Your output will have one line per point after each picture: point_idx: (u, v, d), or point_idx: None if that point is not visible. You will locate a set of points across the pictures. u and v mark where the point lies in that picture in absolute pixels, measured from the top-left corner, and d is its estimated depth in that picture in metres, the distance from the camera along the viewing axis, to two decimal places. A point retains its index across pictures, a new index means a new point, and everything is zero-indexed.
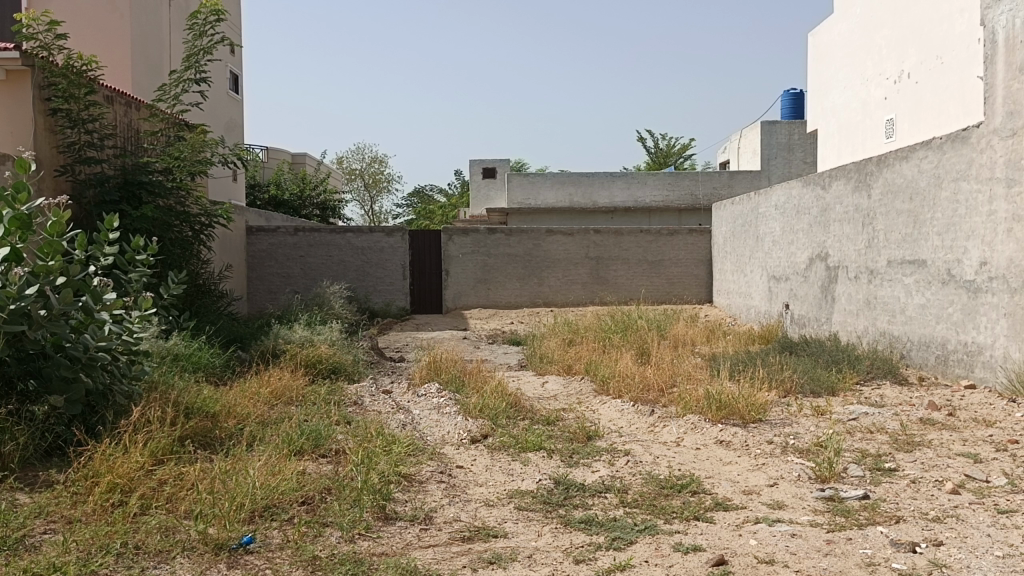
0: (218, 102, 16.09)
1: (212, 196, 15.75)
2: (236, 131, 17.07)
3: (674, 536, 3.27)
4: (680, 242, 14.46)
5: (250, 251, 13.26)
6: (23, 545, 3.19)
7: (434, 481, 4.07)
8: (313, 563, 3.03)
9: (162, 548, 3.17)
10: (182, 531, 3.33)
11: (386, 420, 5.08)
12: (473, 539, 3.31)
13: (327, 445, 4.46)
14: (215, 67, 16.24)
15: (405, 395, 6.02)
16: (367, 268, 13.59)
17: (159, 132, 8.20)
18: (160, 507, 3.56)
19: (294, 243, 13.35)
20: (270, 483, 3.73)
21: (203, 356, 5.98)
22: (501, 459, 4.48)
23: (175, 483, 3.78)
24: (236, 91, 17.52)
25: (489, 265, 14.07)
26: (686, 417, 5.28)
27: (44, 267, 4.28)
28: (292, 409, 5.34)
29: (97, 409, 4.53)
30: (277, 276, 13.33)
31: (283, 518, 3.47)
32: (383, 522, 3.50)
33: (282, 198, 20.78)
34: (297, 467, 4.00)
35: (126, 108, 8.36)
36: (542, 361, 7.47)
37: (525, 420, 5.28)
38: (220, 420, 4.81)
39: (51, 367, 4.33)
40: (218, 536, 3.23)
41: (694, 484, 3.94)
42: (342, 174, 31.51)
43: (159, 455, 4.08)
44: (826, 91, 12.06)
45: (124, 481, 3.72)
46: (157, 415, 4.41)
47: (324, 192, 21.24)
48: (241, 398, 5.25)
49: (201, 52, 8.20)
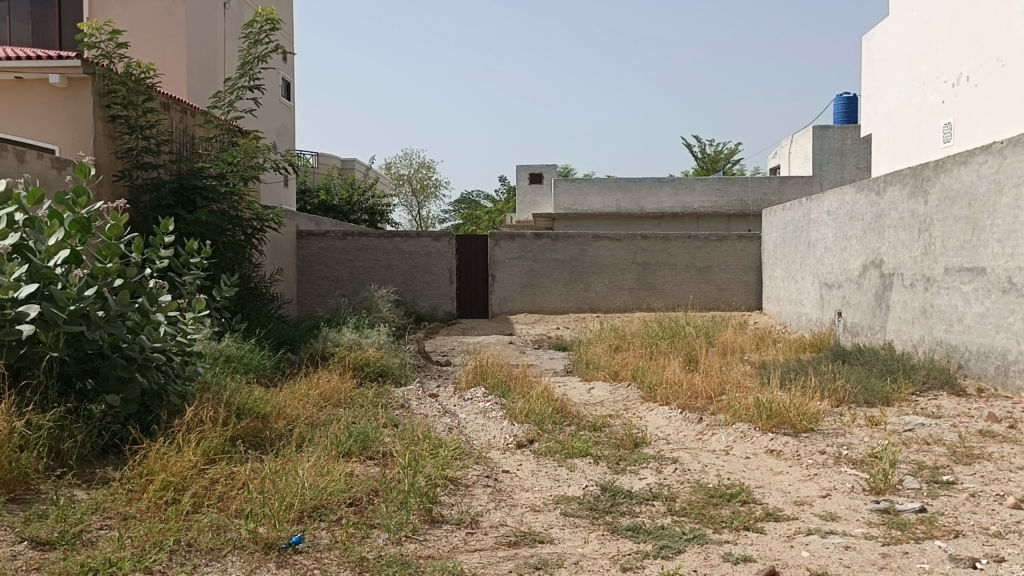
0: (271, 109, 16.40)
1: (264, 201, 16.03)
2: (287, 137, 17.35)
3: (724, 546, 3.22)
4: (729, 248, 14.29)
5: (300, 255, 13.52)
6: (80, 540, 3.30)
7: (481, 485, 4.08)
8: (361, 564, 3.06)
9: (213, 546, 3.22)
10: (233, 530, 3.39)
11: (432, 423, 5.11)
12: (520, 545, 3.30)
13: (374, 447, 4.49)
14: (268, 74, 16.54)
15: (451, 399, 6.04)
16: (415, 272, 13.69)
17: (214, 138, 8.38)
18: (212, 506, 3.62)
19: (342, 248, 13.54)
20: (319, 484, 3.76)
21: (254, 358, 6.07)
22: (546, 465, 4.47)
23: (226, 483, 3.85)
24: (288, 98, 17.81)
25: (535, 270, 14.04)
26: (736, 426, 5.20)
27: (103, 269, 4.43)
28: (339, 411, 5.40)
29: (151, 408, 4.65)
30: (326, 280, 13.53)
31: (331, 519, 3.51)
32: (430, 525, 3.51)
33: (331, 203, 21.05)
34: (345, 469, 4.03)
35: (182, 115, 8.54)
36: (588, 367, 7.44)
37: (571, 426, 5.26)
38: (270, 421, 4.88)
39: (108, 367, 4.45)
40: (268, 535, 3.28)
41: (745, 494, 3.87)
42: (390, 180, 31.83)
43: (211, 455, 4.16)
44: (881, 95, 11.82)
45: (177, 479, 3.79)
46: (210, 415, 4.49)
47: (373, 197, 21.49)
48: (290, 399, 5.32)
49: (255, 60, 8.34)
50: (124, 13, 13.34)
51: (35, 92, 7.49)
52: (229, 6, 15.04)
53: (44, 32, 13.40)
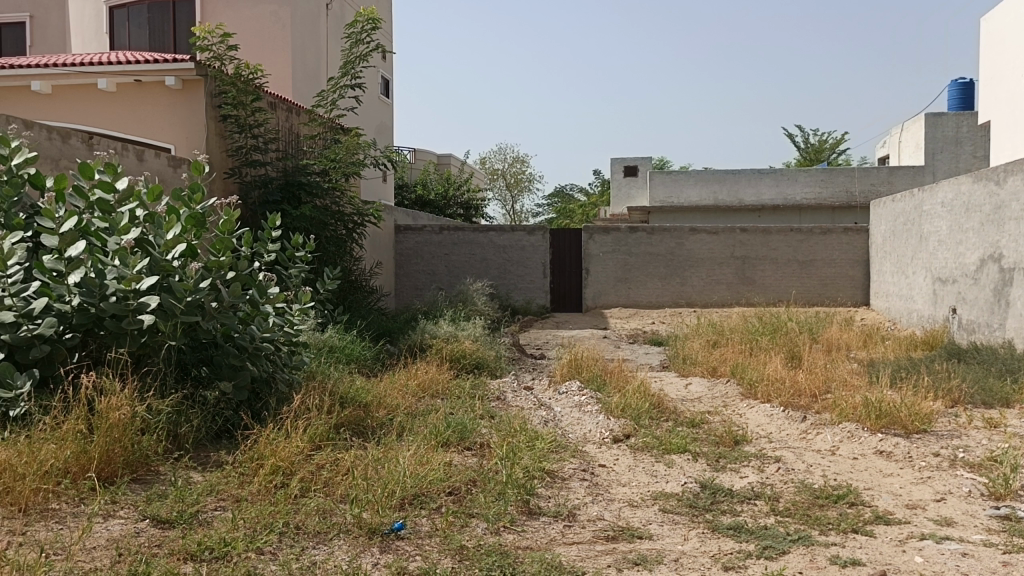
0: (370, 107, 16.80)
1: (364, 196, 16.46)
2: (386, 134, 17.74)
3: (830, 548, 3.13)
4: (833, 241, 13.80)
5: (398, 249, 13.82)
6: (197, 519, 3.49)
7: (577, 478, 4.08)
8: (461, 552, 3.11)
9: (320, 529, 3.34)
10: (338, 515, 3.51)
11: (528, 415, 5.14)
12: (618, 539, 3.29)
13: (471, 438, 4.56)
14: (367, 72, 16.95)
15: (546, 392, 6.06)
16: (508, 266, 13.83)
17: (317, 135, 8.65)
18: (319, 491, 3.76)
19: (438, 242, 13.79)
20: (419, 472, 3.85)
21: (356, 349, 6.25)
22: (644, 460, 4.43)
23: (331, 468, 3.98)
24: (387, 95, 18.20)
25: (630, 264, 13.89)
26: (842, 425, 5.02)
27: (217, 263, 4.68)
28: (437, 401, 5.49)
29: (261, 396, 4.85)
30: (422, 273, 13.79)
31: (431, 507, 3.59)
32: (527, 517, 3.54)
33: (427, 198, 21.43)
34: (444, 458, 4.10)
35: (287, 114, 8.85)
36: (685, 362, 7.34)
37: (669, 422, 5.20)
38: (372, 409, 5.01)
39: (221, 355, 4.68)
40: (372, 520, 3.38)
41: (852, 496, 3.74)
42: (485, 174, 32.16)
43: (317, 441, 4.31)
44: (1001, 80, 11.16)
45: (285, 464, 3.94)
46: (315, 403, 4.65)
47: (468, 191, 21.75)
48: (391, 389, 5.46)
49: (356, 59, 8.56)
50: (233, 16, 13.90)
51: (154, 94, 7.93)
52: (331, 7, 15.49)
53: (160, 37, 14.12)
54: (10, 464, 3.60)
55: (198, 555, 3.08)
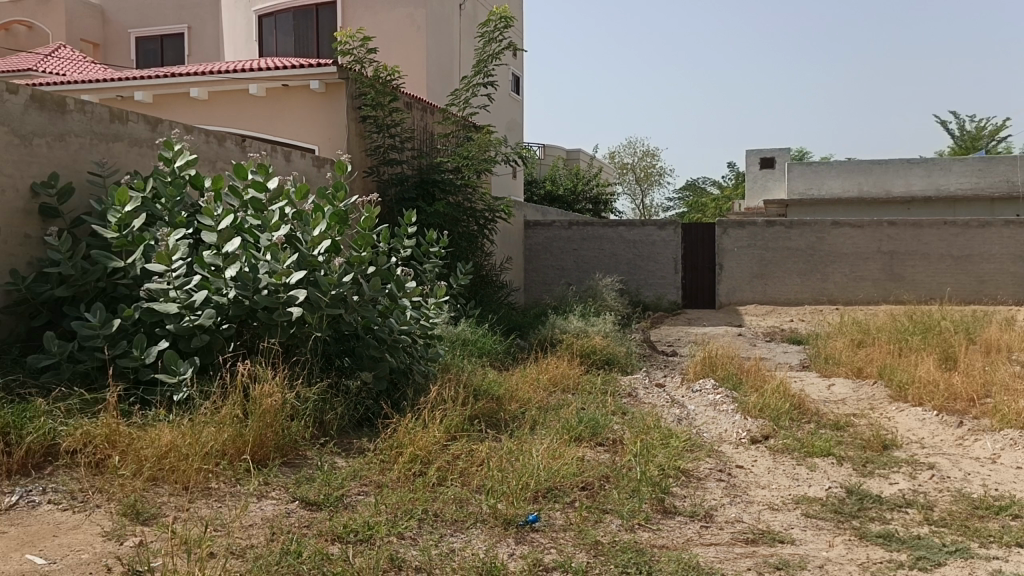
0: (501, 103, 17.01)
1: (494, 192, 16.71)
2: (516, 130, 17.91)
3: (992, 563, 2.92)
4: (992, 235, 12.86)
5: (528, 244, 14.14)
6: (342, 503, 3.66)
7: (714, 479, 4.00)
8: (595, 548, 3.12)
9: (457, 518, 3.43)
10: (474, 504, 3.59)
11: (662, 413, 5.09)
12: (758, 542, 3.20)
13: (604, 434, 4.55)
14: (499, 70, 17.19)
15: (678, 390, 5.97)
16: (639, 261, 13.70)
17: (450, 133, 8.86)
18: (456, 480, 3.86)
19: (568, 237, 13.96)
20: (553, 466, 3.88)
21: (488, 342, 6.37)
22: (784, 462, 4.29)
23: (467, 458, 4.08)
24: (518, 92, 18.39)
25: (766, 260, 13.42)
26: (1005, 433, 4.68)
27: (359, 258, 4.95)
28: (569, 396, 5.51)
29: (399, 386, 5.02)
30: (552, 268, 14.03)
31: (566, 501, 3.61)
32: (662, 515, 3.50)
33: (556, 193, 21.54)
34: (576, 453, 4.12)
35: (422, 113, 9.11)
36: (827, 362, 7.04)
37: (811, 424, 5.01)
38: (504, 403, 5.09)
39: (362, 346, 4.90)
40: (507, 512, 3.44)
41: (1017, 508, 3.49)
42: (614, 169, 31.94)
43: (453, 432, 4.43)
44: None
45: (423, 453, 4.07)
46: (451, 394, 4.77)
47: (597, 186, 21.70)
48: (523, 383, 5.53)
49: (489, 58, 8.72)
50: (371, 19, 14.43)
51: (299, 98, 8.36)
52: (464, 7, 15.80)
53: (304, 42, 14.84)
54: (175, 445, 3.90)
55: (344, 536, 3.23)
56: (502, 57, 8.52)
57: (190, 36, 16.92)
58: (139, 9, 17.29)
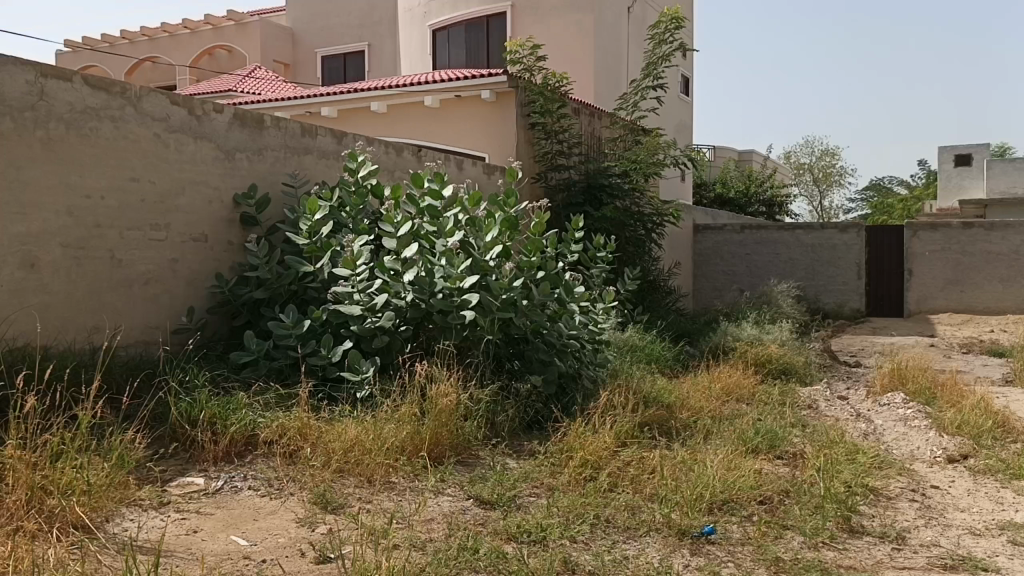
0: (670, 106, 16.77)
1: (662, 195, 16.50)
2: (686, 133, 17.57)
3: None
4: None
5: (697, 249, 13.80)
6: (515, 503, 3.73)
7: (905, 499, 3.74)
8: (776, 564, 3.00)
9: (630, 525, 3.40)
10: (647, 512, 3.55)
11: (846, 427, 4.82)
12: (958, 570, 2.96)
13: (782, 447, 4.37)
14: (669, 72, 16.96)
15: (863, 403, 5.63)
16: (817, 266, 13.05)
17: (618, 138, 8.93)
18: (628, 487, 3.83)
19: (740, 241, 13.49)
20: (729, 478, 3.77)
21: (657, 349, 6.28)
22: (988, 485, 3.94)
23: (639, 466, 4.04)
24: (687, 93, 18.06)
25: (962, 265, 12.40)
26: None
27: (529, 263, 5.04)
28: (743, 406, 5.34)
29: (568, 390, 5.07)
30: (723, 274, 13.61)
31: (743, 514, 3.50)
32: (848, 534, 3.32)
33: (727, 196, 21.00)
34: (753, 465, 3.99)
35: (590, 120, 9.14)
36: None
37: (1019, 445, 4.58)
38: (675, 411, 5.00)
39: (532, 350, 4.99)
40: (682, 522, 3.37)
41: None
42: (789, 170, 30.68)
43: (623, 438, 4.40)
44: None
45: (594, 458, 4.07)
46: (621, 400, 4.74)
47: (771, 188, 20.93)
48: (694, 392, 5.41)
49: (659, 61, 8.65)
50: (540, 27, 14.68)
51: (471, 107, 8.64)
52: (633, 11, 15.71)
53: (475, 52, 15.33)
54: (359, 440, 4.12)
55: (519, 537, 3.29)
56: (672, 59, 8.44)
57: (370, 53, 17.88)
58: (326, 29, 18.46)
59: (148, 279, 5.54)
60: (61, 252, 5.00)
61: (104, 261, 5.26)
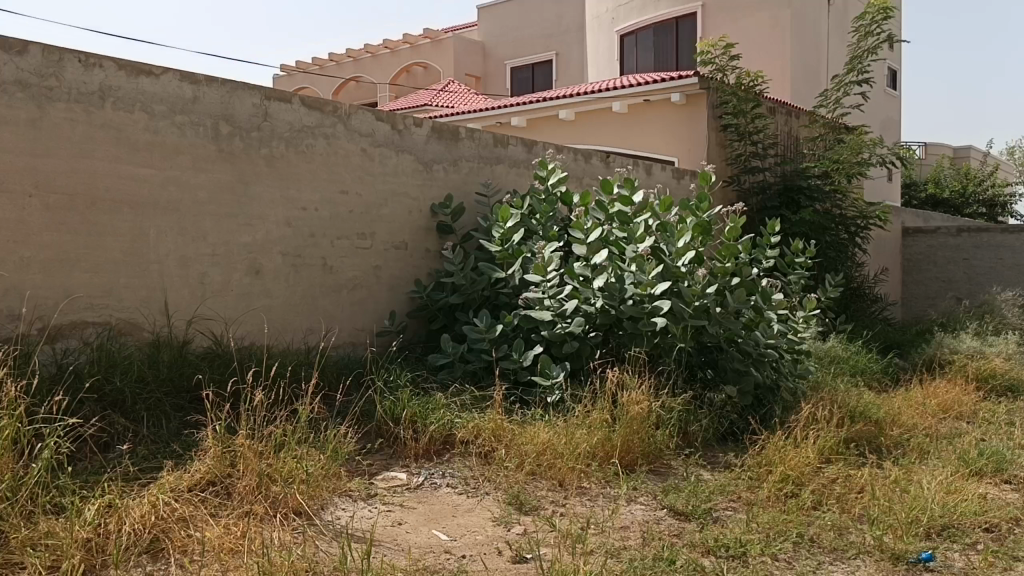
0: (876, 101, 15.72)
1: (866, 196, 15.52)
2: (893, 129, 16.37)
3: None
4: None
5: (905, 254, 12.98)
6: (710, 516, 3.64)
7: None
8: None
9: (836, 546, 3.21)
10: (856, 534, 3.34)
11: None
12: None
13: (1012, 471, 3.97)
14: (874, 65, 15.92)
15: None
16: None
17: (818, 137, 8.75)
18: (833, 505, 3.63)
19: (956, 245, 12.41)
20: (949, 502, 3.48)
21: (863, 361, 5.92)
22: None
23: (845, 484, 3.82)
24: (895, 87, 16.86)
25: None
26: None
27: (723, 269, 4.94)
28: (964, 425, 4.90)
29: (765, 402, 4.94)
30: (937, 280, 12.61)
31: (968, 542, 3.21)
32: None
33: (941, 197, 19.45)
34: (978, 490, 3.66)
35: (788, 118, 8.89)
36: None
37: None
38: (884, 427, 4.68)
39: (726, 359, 4.89)
40: (896, 546, 3.14)
41: None
42: (1014, 165, 27.84)
43: (827, 454, 4.18)
44: None
45: (795, 473, 3.89)
46: (823, 415, 4.51)
47: (994, 186, 19.10)
48: (906, 408, 5.04)
49: (864, 53, 8.17)
50: (731, 26, 14.26)
51: (661, 111, 8.62)
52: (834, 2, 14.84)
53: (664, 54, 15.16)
54: (551, 444, 4.18)
55: (716, 550, 3.19)
56: (879, 50, 7.91)
57: (558, 61, 18.17)
58: (516, 43, 19.03)
59: (354, 284, 5.94)
60: (281, 260, 5.51)
61: (316, 268, 5.72)
